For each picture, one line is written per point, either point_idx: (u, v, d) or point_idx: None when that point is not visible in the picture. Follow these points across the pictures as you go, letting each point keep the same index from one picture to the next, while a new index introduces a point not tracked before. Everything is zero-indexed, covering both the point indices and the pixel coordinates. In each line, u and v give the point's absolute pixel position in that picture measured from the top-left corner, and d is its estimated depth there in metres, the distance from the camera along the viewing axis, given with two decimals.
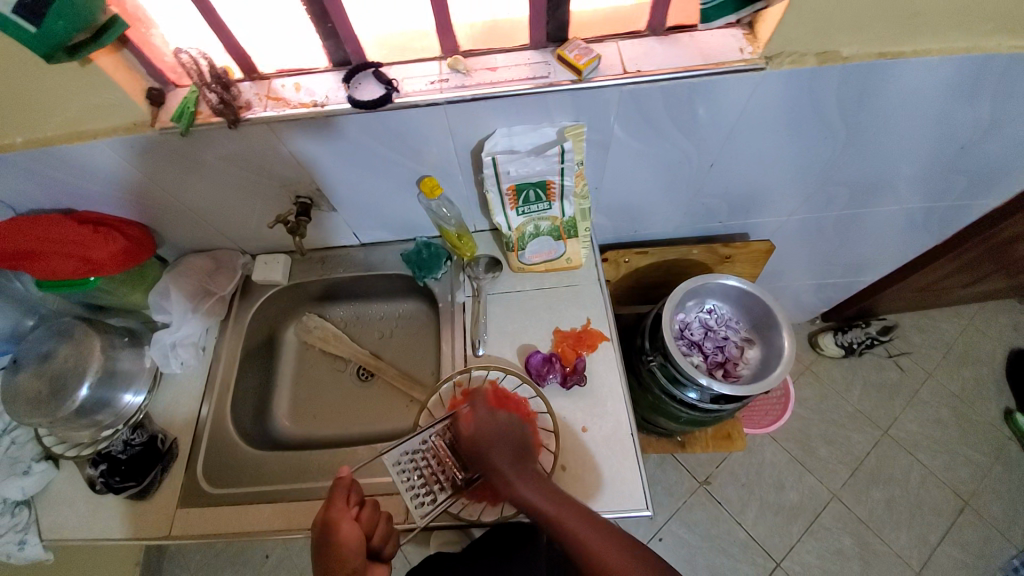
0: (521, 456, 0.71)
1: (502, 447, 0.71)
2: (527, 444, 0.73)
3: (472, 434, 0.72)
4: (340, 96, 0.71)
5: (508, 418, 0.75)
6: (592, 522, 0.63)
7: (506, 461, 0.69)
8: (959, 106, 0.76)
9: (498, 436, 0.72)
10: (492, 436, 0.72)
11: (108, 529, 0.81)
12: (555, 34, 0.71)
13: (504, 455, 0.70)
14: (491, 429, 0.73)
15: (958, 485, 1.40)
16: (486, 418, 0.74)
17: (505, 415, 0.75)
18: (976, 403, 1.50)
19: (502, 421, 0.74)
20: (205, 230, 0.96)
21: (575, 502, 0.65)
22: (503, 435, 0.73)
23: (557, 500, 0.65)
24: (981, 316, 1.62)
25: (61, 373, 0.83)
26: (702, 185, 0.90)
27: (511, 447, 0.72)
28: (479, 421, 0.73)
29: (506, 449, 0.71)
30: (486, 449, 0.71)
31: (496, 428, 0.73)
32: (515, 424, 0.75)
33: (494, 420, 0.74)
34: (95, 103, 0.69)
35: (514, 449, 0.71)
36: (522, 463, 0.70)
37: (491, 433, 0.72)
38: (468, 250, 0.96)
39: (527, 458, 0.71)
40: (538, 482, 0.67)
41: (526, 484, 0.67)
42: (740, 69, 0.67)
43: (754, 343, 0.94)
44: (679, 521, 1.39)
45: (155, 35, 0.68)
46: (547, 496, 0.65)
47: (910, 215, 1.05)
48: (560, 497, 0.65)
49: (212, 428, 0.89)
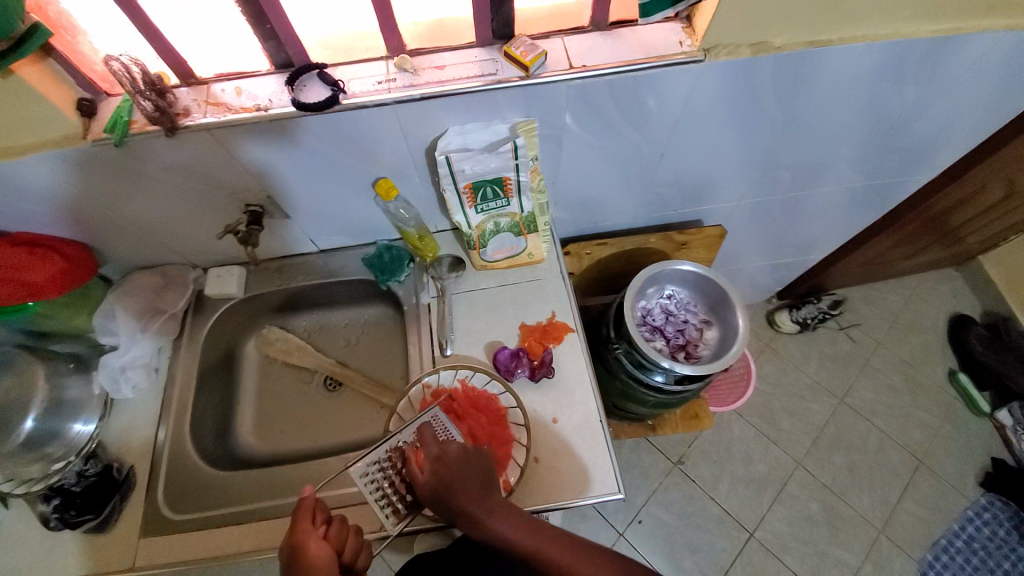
0: (488, 488, 0.68)
1: (464, 486, 0.67)
2: (488, 476, 0.70)
3: (430, 479, 0.67)
4: (284, 99, 0.70)
5: (466, 447, 0.71)
6: (568, 546, 0.64)
7: (470, 500, 0.66)
8: (885, 90, 0.81)
9: (458, 473, 0.68)
10: (454, 474, 0.68)
11: (65, 566, 0.77)
12: (500, 31, 0.71)
13: (469, 492, 0.67)
14: (451, 465, 0.68)
15: (911, 445, 1.49)
16: (443, 456, 0.69)
17: (461, 447, 0.70)
18: (922, 367, 1.60)
19: (461, 455, 0.69)
20: (152, 246, 0.91)
21: (551, 530, 0.65)
22: (463, 469, 0.68)
23: (532, 532, 0.64)
24: (922, 285, 1.73)
25: (4, 406, 0.79)
26: (655, 175, 0.93)
27: (475, 480, 0.68)
28: (435, 462, 0.68)
29: (471, 484, 0.68)
30: (447, 491, 0.66)
31: (454, 466, 0.68)
32: (472, 455, 0.70)
33: (451, 458, 0.69)
34: (18, 118, 0.65)
35: (478, 480, 0.69)
36: (490, 495, 0.68)
37: (450, 471, 0.68)
38: (429, 251, 0.96)
39: (492, 490, 0.68)
40: (505, 517, 0.66)
41: (499, 518, 0.66)
42: (681, 62, 0.70)
43: (713, 324, 0.97)
44: (656, 502, 1.42)
45: (83, 42, 0.65)
46: (520, 529, 0.64)
47: (851, 194, 1.10)
48: (535, 528, 0.65)
49: (172, 451, 0.86)
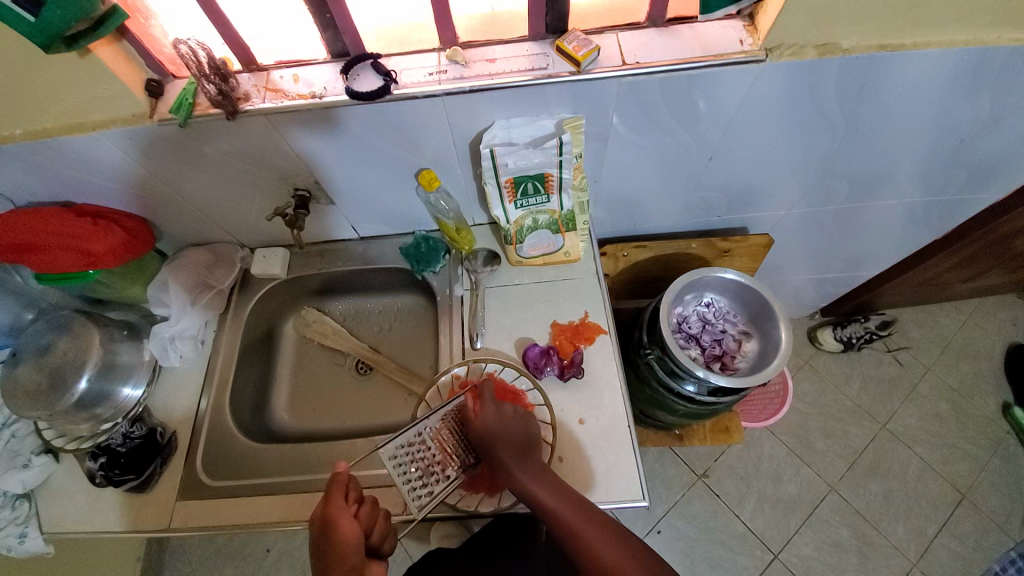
0: (528, 449, 0.72)
1: (510, 440, 0.72)
2: (532, 441, 0.74)
3: (483, 425, 0.74)
4: (338, 88, 0.71)
5: (517, 411, 0.76)
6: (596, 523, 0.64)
7: (514, 456, 0.70)
8: (959, 99, 0.76)
9: (505, 428, 0.74)
10: (502, 428, 0.74)
11: (107, 521, 0.81)
12: (554, 25, 0.71)
13: (513, 449, 0.71)
14: (501, 422, 0.74)
15: (955, 479, 1.41)
16: (494, 411, 0.75)
17: (511, 408, 0.76)
18: (974, 398, 1.50)
19: (509, 414, 0.75)
20: (204, 224, 0.95)
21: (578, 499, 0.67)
22: (512, 427, 0.74)
23: (563, 498, 0.66)
24: (979, 310, 1.62)
25: (61, 366, 0.84)
26: (701, 179, 0.90)
27: (518, 439, 0.73)
28: (486, 414, 0.75)
29: (516, 442, 0.72)
30: (494, 442, 0.72)
31: (502, 422, 0.74)
32: (522, 417, 0.76)
33: (502, 413, 0.75)
34: (93, 95, 0.69)
35: (520, 441, 0.73)
36: (528, 456, 0.71)
37: (499, 424, 0.74)
38: (466, 244, 0.95)
39: (533, 451, 0.72)
40: (541, 479, 0.68)
41: (532, 478, 0.68)
42: (738, 61, 0.67)
43: (752, 336, 0.94)
44: (677, 514, 1.39)
45: (154, 26, 0.67)
46: (549, 489, 0.67)
47: (910, 209, 1.04)
48: (567, 496, 0.66)
49: (211, 421, 0.90)
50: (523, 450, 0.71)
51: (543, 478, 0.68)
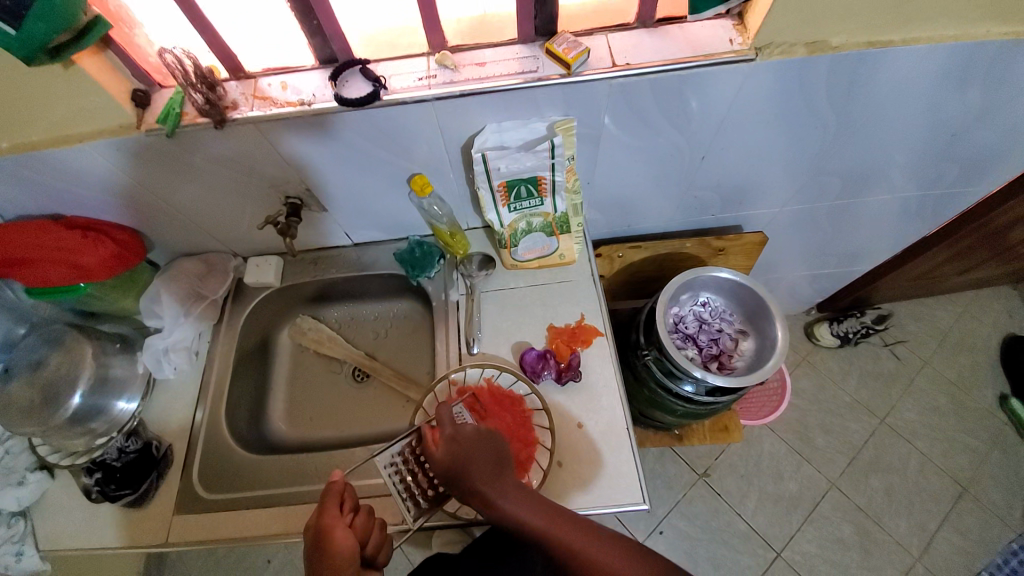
0: (498, 466, 0.69)
1: (477, 461, 0.68)
2: (502, 457, 0.70)
3: (445, 456, 0.69)
4: (327, 94, 0.70)
5: (479, 428, 0.72)
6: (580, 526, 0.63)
7: (483, 478, 0.67)
8: (949, 94, 0.76)
9: (471, 448, 0.69)
10: (468, 451, 0.69)
11: (103, 537, 0.80)
12: (543, 27, 0.70)
13: (481, 469, 0.67)
14: (464, 442, 0.70)
15: (956, 472, 1.41)
16: (455, 434, 0.71)
17: (473, 427, 0.72)
18: (972, 390, 1.51)
19: (472, 434, 0.71)
20: (196, 234, 0.95)
21: (557, 510, 0.65)
22: (475, 447, 0.70)
23: (541, 512, 0.64)
24: (975, 303, 1.63)
25: (53, 381, 0.83)
26: (694, 178, 0.90)
27: (487, 458, 0.69)
28: (446, 440, 0.70)
29: (482, 463, 0.68)
30: (460, 470, 0.68)
31: (465, 444, 0.70)
32: (483, 435, 0.71)
33: (463, 436, 0.71)
34: (81, 107, 0.68)
35: (488, 460, 0.69)
36: (500, 476, 0.68)
37: (463, 448, 0.69)
38: (461, 248, 0.95)
39: (505, 466, 0.69)
40: (515, 499, 0.65)
41: (506, 498, 0.65)
42: (728, 60, 0.67)
43: (749, 335, 0.94)
44: (679, 513, 1.39)
45: (139, 34, 0.67)
46: (526, 506, 0.65)
47: (903, 204, 1.05)
48: (547, 510, 0.64)
49: (207, 433, 0.89)
50: (494, 469, 0.68)
51: (519, 497, 0.66)
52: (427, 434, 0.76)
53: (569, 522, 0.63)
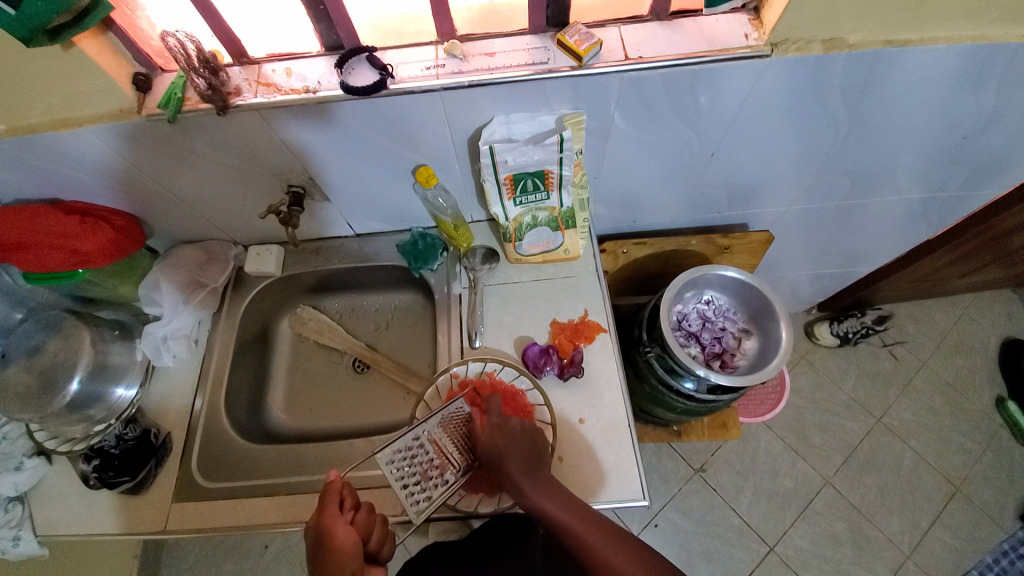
0: (535, 459, 0.72)
1: (519, 452, 0.72)
2: (541, 451, 0.74)
3: (490, 440, 0.74)
4: (332, 82, 0.69)
5: (522, 424, 0.76)
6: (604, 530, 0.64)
7: (520, 468, 0.70)
8: (963, 96, 0.75)
9: (513, 441, 0.73)
10: (509, 442, 0.73)
11: (101, 523, 0.80)
12: (555, 17, 0.69)
13: (521, 459, 0.71)
14: (508, 433, 0.74)
15: (949, 472, 1.42)
16: (501, 424, 0.75)
17: (518, 422, 0.76)
18: (969, 392, 1.52)
19: (516, 428, 0.75)
20: (197, 221, 0.94)
21: (586, 510, 0.67)
22: (519, 439, 0.74)
23: (572, 509, 0.66)
24: (974, 305, 1.63)
25: (50, 367, 0.82)
26: (702, 174, 0.89)
27: (526, 451, 0.73)
28: (492, 427, 0.75)
29: (522, 454, 0.72)
30: (501, 454, 0.72)
31: (508, 434, 0.74)
32: (527, 429, 0.76)
33: (507, 426, 0.75)
34: (80, 91, 0.67)
35: (527, 452, 0.73)
36: (537, 469, 0.71)
37: (506, 438, 0.74)
38: (464, 241, 0.94)
39: (542, 460, 0.72)
40: (548, 492, 0.68)
41: (541, 490, 0.68)
42: (744, 56, 0.66)
43: (752, 334, 0.94)
44: (674, 508, 1.40)
45: (141, 17, 0.65)
46: (558, 503, 0.66)
47: (910, 206, 1.04)
48: (575, 505, 0.67)
49: (206, 422, 0.88)
50: (531, 460, 0.72)
51: (552, 492, 0.68)
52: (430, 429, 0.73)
53: (595, 523, 0.65)
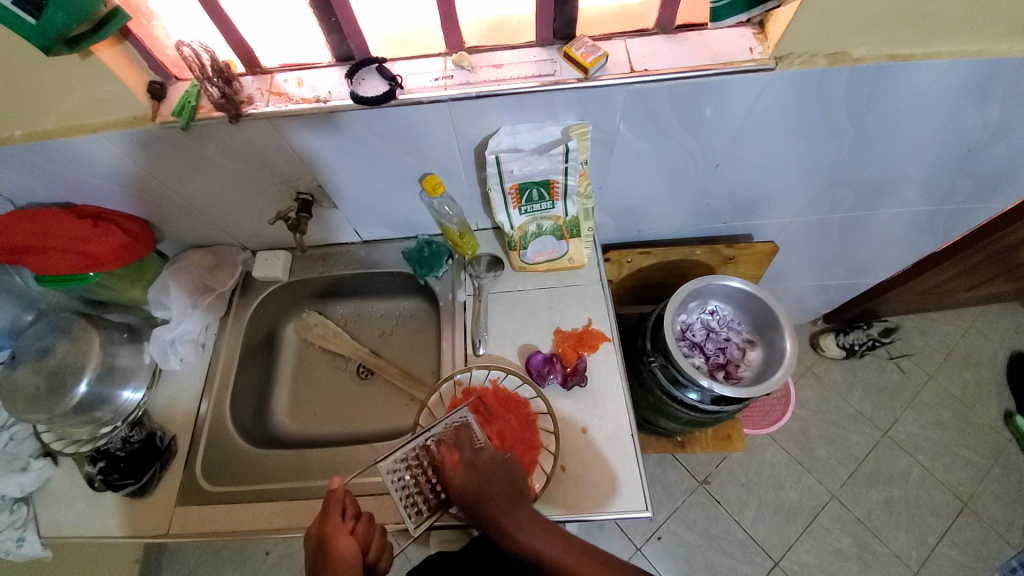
0: (514, 497, 0.68)
1: (496, 491, 0.68)
2: (519, 487, 0.70)
3: (464, 481, 0.69)
4: (343, 92, 0.70)
5: (498, 456, 0.72)
6: (598, 563, 0.63)
7: (499, 507, 0.67)
8: (967, 109, 0.75)
9: (489, 479, 0.69)
10: (484, 479, 0.69)
11: (105, 526, 0.80)
12: (562, 30, 0.70)
13: (499, 498, 0.68)
14: (482, 471, 0.70)
15: (957, 487, 1.40)
16: (473, 460, 0.71)
17: (490, 454, 0.72)
18: (976, 406, 1.50)
19: (489, 462, 0.71)
20: (206, 226, 0.95)
21: (574, 540, 0.65)
22: (493, 476, 0.70)
23: (557, 543, 0.64)
24: (982, 318, 1.62)
25: (60, 369, 0.83)
26: (707, 185, 0.89)
27: (503, 487, 0.69)
28: (466, 464, 0.70)
29: (500, 492, 0.68)
30: (478, 496, 0.68)
31: (483, 473, 0.70)
32: (501, 466, 0.71)
33: (480, 462, 0.71)
34: (96, 98, 0.68)
35: (505, 488, 0.69)
36: (518, 506, 0.67)
37: (481, 475, 0.70)
38: (469, 249, 0.96)
39: (521, 496, 0.69)
40: (530, 528, 0.65)
41: (523, 530, 0.65)
42: (748, 69, 0.67)
43: (756, 345, 0.94)
44: (678, 520, 1.39)
45: (157, 27, 0.67)
46: (542, 537, 0.65)
47: (915, 218, 1.04)
48: (564, 541, 0.65)
49: (210, 427, 0.89)
50: (510, 501, 0.68)
51: (535, 530, 0.65)
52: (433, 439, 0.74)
53: (579, 551, 0.64)
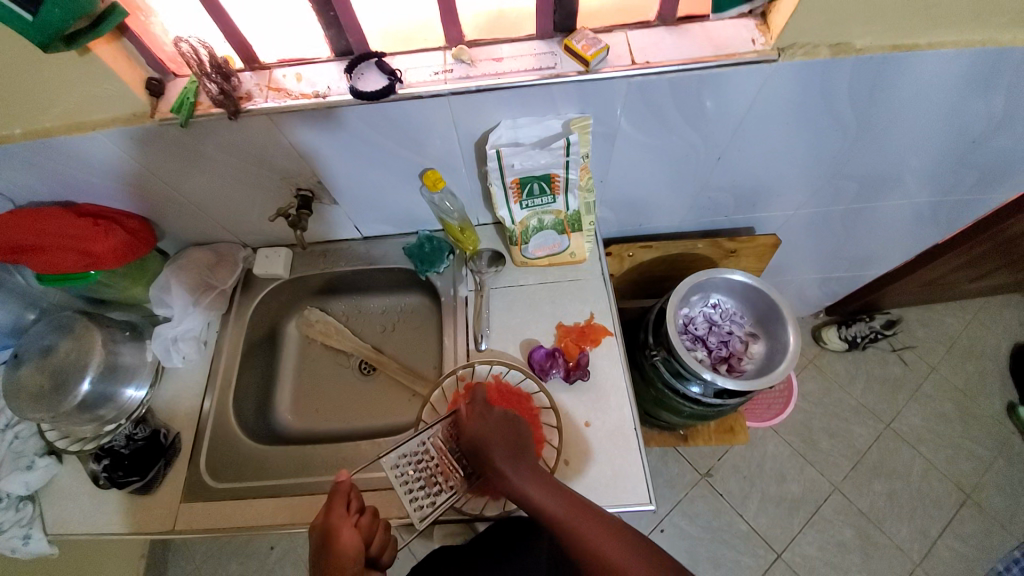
0: (519, 448, 0.70)
1: (501, 440, 0.70)
2: (524, 439, 0.72)
3: (475, 429, 0.72)
4: (342, 87, 0.70)
5: (506, 411, 0.74)
6: (596, 515, 0.63)
7: (503, 454, 0.68)
8: (972, 100, 0.75)
9: (498, 428, 0.72)
10: (494, 430, 0.71)
11: (110, 523, 0.81)
12: (562, 23, 0.69)
13: (502, 447, 0.69)
14: (490, 421, 0.72)
15: (960, 478, 1.40)
16: (483, 412, 0.73)
17: (500, 409, 0.74)
18: (979, 397, 1.50)
19: (500, 415, 0.73)
20: (206, 223, 0.95)
21: (576, 497, 0.65)
22: (502, 426, 0.72)
23: (559, 495, 0.64)
24: (985, 310, 1.61)
25: (63, 368, 0.83)
26: (709, 178, 0.89)
27: (510, 438, 0.71)
28: (477, 415, 0.73)
29: (504, 442, 0.70)
30: (485, 442, 0.70)
31: (492, 421, 0.72)
32: (510, 416, 0.74)
33: (491, 414, 0.73)
34: (95, 94, 0.68)
35: (512, 439, 0.71)
36: (522, 456, 0.69)
37: (490, 425, 0.72)
38: (470, 244, 0.95)
39: (526, 449, 0.70)
40: (535, 478, 0.66)
41: (527, 478, 0.66)
42: (751, 61, 0.66)
43: (759, 338, 0.93)
44: (681, 513, 1.39)
45: (154, 23, 0.66)
46: (545, 489, 0.65)
47: (918, 209, 1.03)
48: (562, 492, 0.65)
49: (215, 421, 0.89)
50: (515, 448, 0.70)
51: (538, 479, 0.66)
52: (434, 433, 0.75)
53: (583, 507, 0.63)
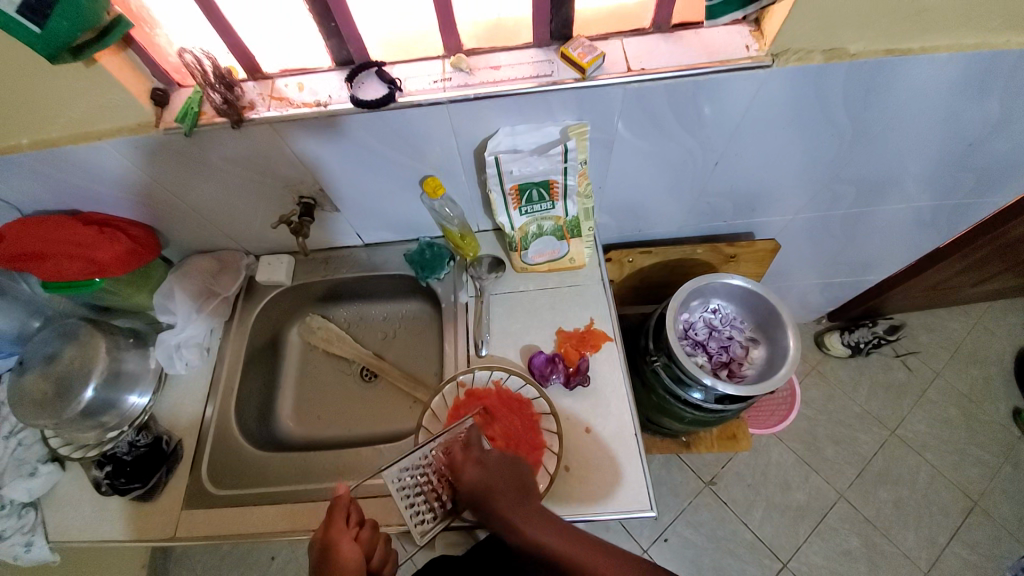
0: (523, 493, 0.69)
1: (503, 489, 0.69)
2: (527, 482, 0.71)
3: (471, 478, 0.69)
4: (343, 96, 0.71)
5: (502, 454, 0.73)
6: (600, 548, 0.64)
7: (508, 504, 0.67)
8: (968, 104, 0.75)
9: (498, 474, 0.70)
10: (494, 475, 0.70)
11: (111, 530, 0.81)
12: (558, 31, 0.71)
13: (508, 495, 0.68)
14: (490, 467, 0.70)
15: (967, 485, 1.39)
16: (482, 457, 0.71)
17: (497, 453, 0.73)
18: (985, 403, 1.48)
19: (498, 459, 0.72)
20: (209, 231, 0.96)
21: (583, 535, 0.65)
22: (501, 471, 0.70)
23: (570, 538, 0.64)
24: (988, 315, 1.60)
25: (67, 375, 0.83)
26: (707, 183, 0.89)
27: (513, 485, 0.70)
28: (473, 461, 0.70)
29: (508, 489, 0.69)
30: (489, 491, 0.68)
31: (491, 468, 0.70)
32: (506, 460, 0.72)
33: (489, 459, 0.71)
34: (102, 105, 0.69)
35: (514, 485, 0.69)
36: (525, 501, 0.68)
37: (489, 473, 0.70)
38: (470, 250, 0.96)
39: (529, 494, 0.69)
40: (544, 525, 0.66)
41: (534, 525, 0.66)
42: (746, 67, 0.67)
43: (760, 343, 0.93)
44: (685, 521, 1.38)
45: (159, 35, 0.68)
46: (552, 530, 0.65)
47: (918, 213, 1.03)
48: (569, 535, 0.65)
49: (216, 431, 0.89)
50: (519, 496, 0.68)
51: (546, 525, 0.66)
52: (435, 447, 0.71)
53: (592, 543, 0.64)
